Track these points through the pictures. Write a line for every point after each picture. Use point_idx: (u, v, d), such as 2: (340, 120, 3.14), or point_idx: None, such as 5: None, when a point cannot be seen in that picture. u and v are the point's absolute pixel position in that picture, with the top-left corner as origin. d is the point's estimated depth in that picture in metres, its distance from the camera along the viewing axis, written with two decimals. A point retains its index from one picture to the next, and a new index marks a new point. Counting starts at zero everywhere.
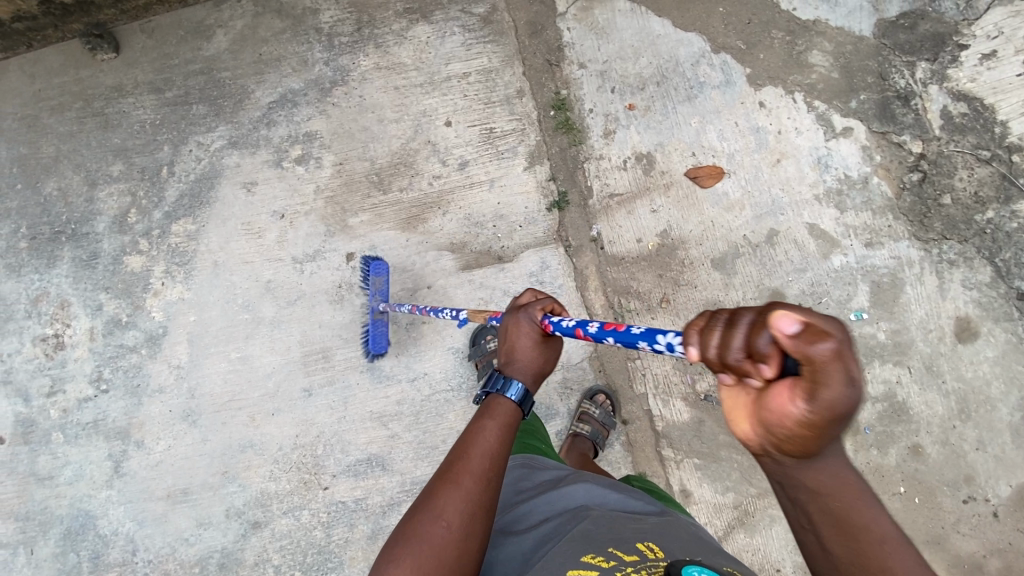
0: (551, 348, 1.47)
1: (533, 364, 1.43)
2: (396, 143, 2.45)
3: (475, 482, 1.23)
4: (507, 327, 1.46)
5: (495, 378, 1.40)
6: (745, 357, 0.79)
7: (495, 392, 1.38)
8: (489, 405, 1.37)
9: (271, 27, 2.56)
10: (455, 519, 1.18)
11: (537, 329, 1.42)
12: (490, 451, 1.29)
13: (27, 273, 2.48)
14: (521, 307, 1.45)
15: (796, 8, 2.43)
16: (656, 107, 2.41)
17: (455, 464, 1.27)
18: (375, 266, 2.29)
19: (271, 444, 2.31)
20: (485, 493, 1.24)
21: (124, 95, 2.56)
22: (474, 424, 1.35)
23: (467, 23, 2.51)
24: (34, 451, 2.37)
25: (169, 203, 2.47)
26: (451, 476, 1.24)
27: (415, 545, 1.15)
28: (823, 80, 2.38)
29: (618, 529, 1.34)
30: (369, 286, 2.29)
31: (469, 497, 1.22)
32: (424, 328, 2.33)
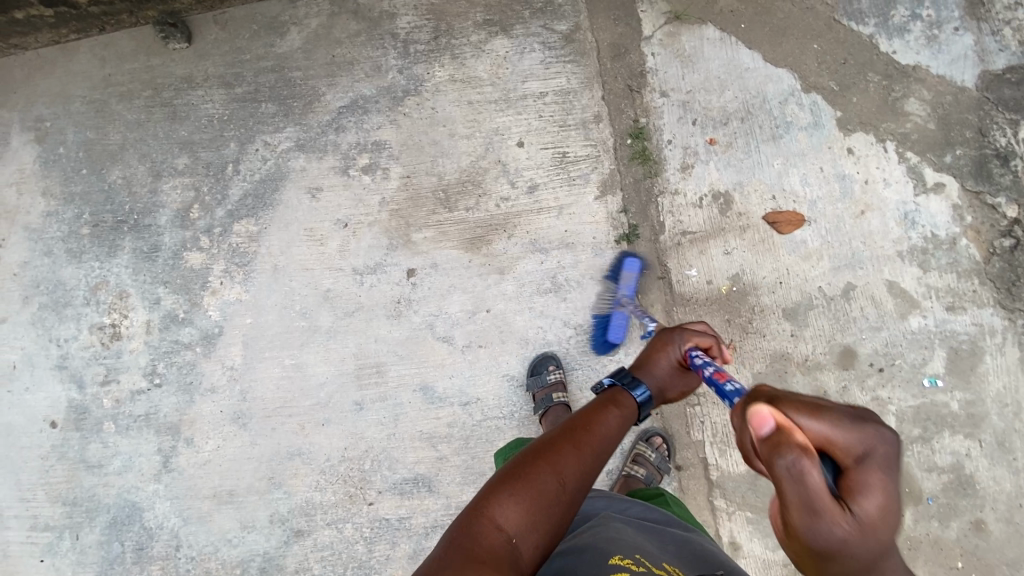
0: (683, 379, 1.52)
1: (663, 382, 1.50)
2: (465, 160, 2.40)
3: (593, 456, 1.28)
4: (656, 338, 1.56)
5: (624, 374, 1.49)
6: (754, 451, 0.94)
7: (621, 385, 1.46)
8: (618, 397, 1.43)
9: (345, 29, 2.50)
10: (569, 481, 1.22)
11: (679, 354, 1.51)
12: (608, 435, 1.34)
13: (87, 260, 2.48)
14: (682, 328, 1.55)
15: (896, 52, 2.32)
16: (738, 144, 2.32)
17: (576, 430, 1.33)
18: (630, 263, 2.27)
19: (318, 454, 2.31)
20: (597, 469, 1.28)
21: (194, 87, 2.53)
22: (597, 406, 1.40)
23: (548, 40, 2.42)
24: (85, 438, 2.39)
25: (232, 202, 2.44)
26: (573, 441, 1.29)
27: (530, 491, 1.17)
28: (918, 130, 2.27)
29: (642, 544, 1.35)
30: (617, 279, 2.28)
31: (585, 467, 1.26)
32: (615, 336, 2.27)
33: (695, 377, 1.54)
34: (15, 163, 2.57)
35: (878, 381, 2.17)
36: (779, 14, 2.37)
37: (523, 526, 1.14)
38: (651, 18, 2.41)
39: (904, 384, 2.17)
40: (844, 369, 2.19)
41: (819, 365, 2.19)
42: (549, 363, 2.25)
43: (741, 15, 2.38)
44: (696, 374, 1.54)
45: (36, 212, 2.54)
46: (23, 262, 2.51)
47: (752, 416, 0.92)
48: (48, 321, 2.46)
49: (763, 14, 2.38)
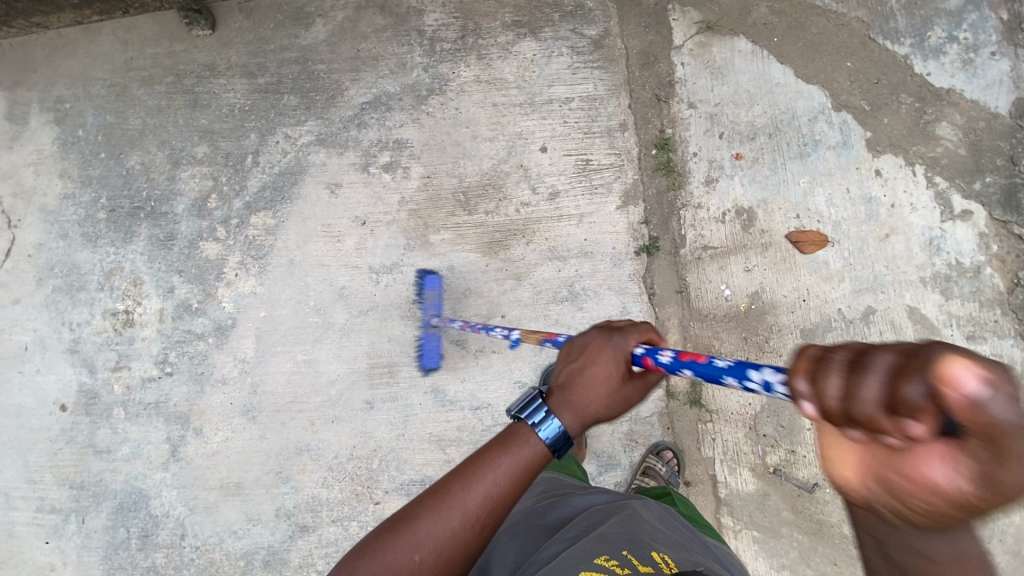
0: (620, 396, 1.21)
1: (592, 403, 1.19)
2: (487, 163, 2.37)
3: (464, 525, 1.09)
4: (588, 346, 1.24)
5: (536, 406, 1.16)
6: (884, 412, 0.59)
7: (529, 425, 1.15)
8: (514, 436, 1.16)
9: (372, 23, 2.47)
10: (430, 554, 1.07)
11: (616, 367, 1.20)
12: (494, 496, 1.11)
13: (103, 245, 2.47)
14: (618, 330, 1.24)
15: (930, 73, 2.28)
16: (764, 160, 2.29)
17: (451, 487, 1.12)
18: (430, 281, 2.32)
19: (327, 451, 2.30)
20: (472, 539, 1.09)
21: (216, 75, 2.51)
22: (487, 455, 1.15)
23: (577, 44, 2.39)
24: (95, 423, 2.39)
25: (250, 194, 2.43)
26: (440, 502, 1.10)
27: (379, 567, 1.05)
28: (948, 155, 2.24)
29: (633, 533, 1.30)
30: (423, 299, 2.32)
31: (455, 537, 1.08)
32: (431, 360, 2.31)
33: (635, 391, 1.23)
34: (34, 144, 2.56)
35: None
36: (814, 29, 2.33)
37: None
38: (682, 27, 2.37)
39: None
40: None
41: None
42: None
43: (774, 28, 2.34)
44: (636, 387, 1.23)
45: (53, 193, 2.52)
46: (38, 243, 2.50)
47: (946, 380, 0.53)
48: (61, 305, 2.46)
49: (796, 28, 2.34)
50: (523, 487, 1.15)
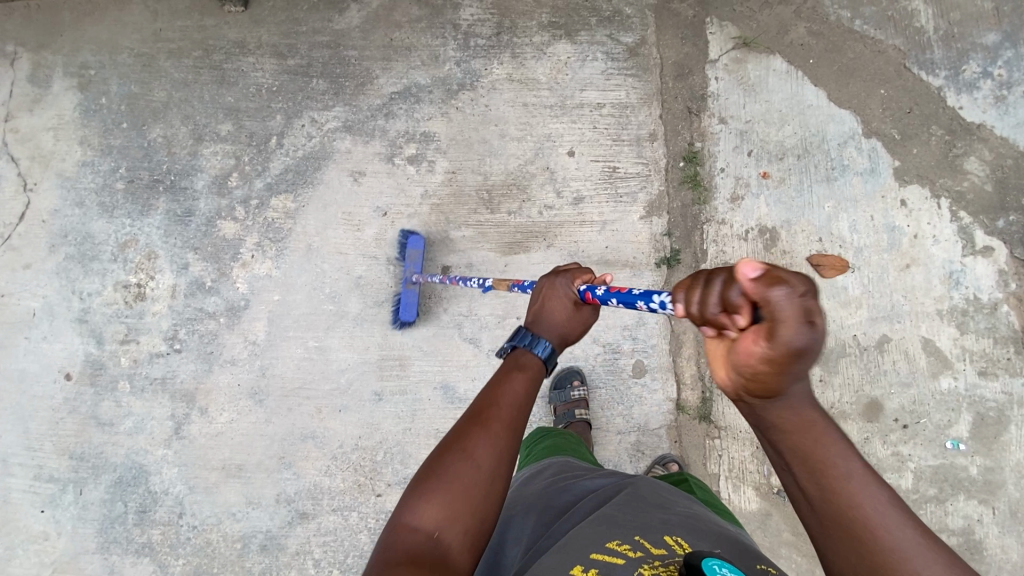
0: (580, 319, 1.42)
1: (561, 327, 1.38)
2: (513, 163, 2.36)
3: (506, 428, 1.18)
4: (541, 289, 1.45)
5: (520, 334, 1.36)
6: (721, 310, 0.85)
7: (520, 346, 1.33)
8: (518, 358, 1.32)
9: (407, 13, 2.44)
10: (486, 460, 1.13)
11: (569, 298, 1.41)
12: (522, 400, 1.24)
13: (119, 216, 2.44)
14: (561, 272, 1.45)
15: (963, 107, 2.28)
16: (791, 181, 2.28)
17: (481, 407, 1.22)
18: (413, 240, 2.26)
19: (332, 439, 2.29)
20: (516, 439, 1.19)
21: (245, 53, 2.48)
22: (503, 372, 1.29)
23: (612, 50, 2.37)
24: (99, 394, 2.37)
25: (272, 175, 2.41)
26: (480, 421, 1.19)
27: (444, 485, 1.10)
28: (974, 190, 2.24)
29: (643, 517, 1.26)
30: (405, 259, 2.28)
31: (501, 440, 1.17)
32: (407, 315, 2.27)
33: (591, 313, 1.43)
34: (54, 108, 2.52)
35: (900, 437, 2.17)
36: (850, 53, 2.33)
37: (446, 520, 1.07)
38: (719, 41, 2.36)
39: (926, 443, 2.16)
40: (869, 421, 2.17)
41: (844, 413, 2.18)
42: (574, 378, 2.23)
43: (811, 50, 2.34)
44: (591, 311, 1.44)
45: (71, 160, 2.49)
46: (53, 210, 2.47)
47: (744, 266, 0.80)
48: (72, 273, 2.43)
49: (833, 51, 2.33)
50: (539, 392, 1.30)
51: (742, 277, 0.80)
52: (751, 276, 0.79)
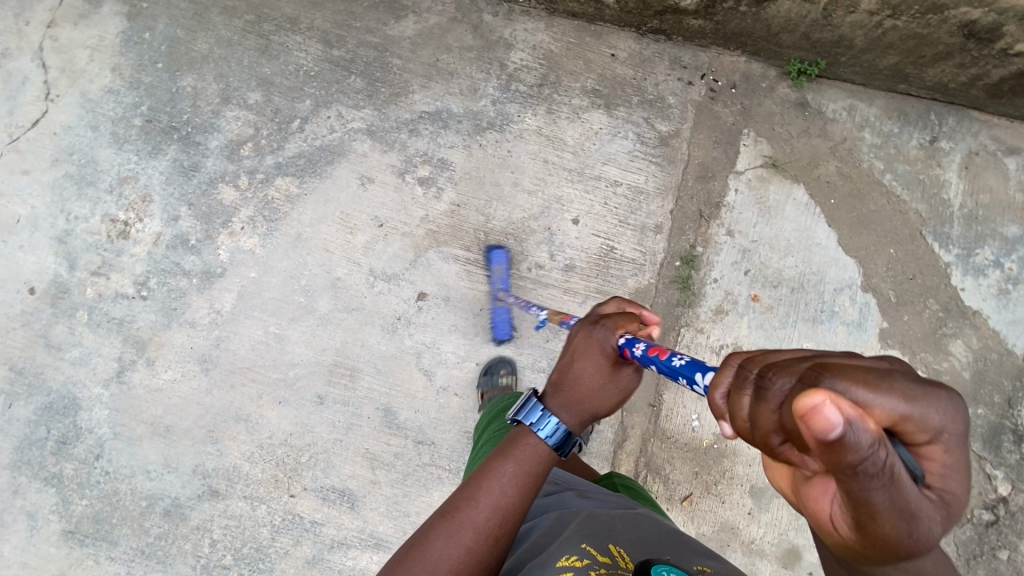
0: (614, 383, 1.39)
1: (586, 395, 1.37)
2: (517, 214, 2.37)
3: (477, 537, 1.24)
4: (575, 343, 1.43)
5: (532, 408, 1.35)
6: (786, 441, 0.75)
7: (526, 425, 1.33)
8: (514, 445, 1.33)
9: (459, 39, 2.46)
10: (446, 571, 1.22)
11: (603, 356, 1.37)
12: (501, 507, 1.27)
13: (128, 151, 2.46)
14: (601, 323, 1.41)
15: (965, 289, 2.29)
16: (778, 311, 2.28)
17: (458, 509, 1.27)
18: (498, 256, 2.33)
19: (264, 428, 2.29)
20: (488, 548, 1.25)
21: (295, 31, 2.49)
22: (490, 467, 1.32)
23: (644, 133, 2.39)
24: (56, 317, 2.38)
25: (285, 156, 2.42)
26: (451, 525, 1.25)
27: None
28: (951, 372, 2.24)
29: (592, 527, 1.34)
30: (490, 273, 2.33)
31: (468, 551, 1.23)
32: (502, 332, 2.32)
33: (630, 377, 1.39)
34: (98, 29, 2.55)
35: None
36: (871, 204, 2.34)
37: None
38: (749, 155, 2.37)
39: None
40: (783, 566, 2.17)
41: (762, 551, 2.17)
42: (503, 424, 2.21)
43: (835, 189, 2.35)
44: (628, 373, 1.39)
45: (98, 83, 2.51)
46: (67, 125, 2.49)
47: (812, 407, 0.64)
48: (66, 192, 2.45)
49: (855, 197, 2.34)
50: (526, 495, 1.30)
51: (819, 428, 0.64)
52: (833, 430, 0.63)
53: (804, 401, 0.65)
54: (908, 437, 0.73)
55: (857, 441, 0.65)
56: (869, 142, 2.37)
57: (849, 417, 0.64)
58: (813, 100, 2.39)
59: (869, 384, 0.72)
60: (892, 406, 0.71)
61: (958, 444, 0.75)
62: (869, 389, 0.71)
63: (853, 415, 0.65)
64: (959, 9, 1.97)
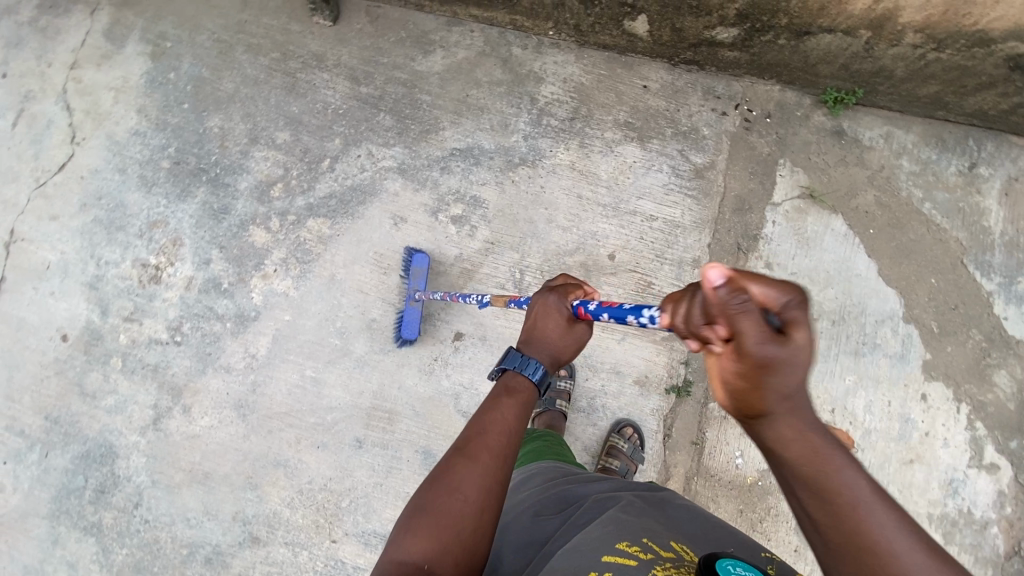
0: (572, 335, 1.40)
1: (554, 347, 1.38)
2: (553, 251, 2.34)
3: (493, 458, 1.20)
4: (534, 307, 1.42)
5: (511, 358, 1.35)
6: (705, 321, 0.85)
7: (512, 370, 1.34)
8: (506, 383, 1.34)
9: (489, 73, 2.43)
10: (472, 491, 1.15)
11: (562, 316, 1.38)
12: (509, 427, 1.25)
13: (156, 194, 2.44)
14: (554, 288, 1.41)
15: (1008, 318, 2.26)
16: (820, 344, 2.26)
17: (472, 437, 1.24)
18: (418, 258, 2.27)
19: (303, 473, 2.28)
20: (503, 469, 1.20)
21: (322, 68, 2.47)
22: (491, 398, 1.32)
23: (679, 166, 2.36)
24: (89, 364, 2.37)
25: (316, 196, 2.39)
26: (469, 453, 1.20)
27: (430, 519, 1.10)
28: (995, 404, 2.22)
29: (648, 522, 1.26)
30: (409, 275, 2.27)
31: (488, 472, 1.18)
32: (409, 332, 2.26)
33: (585, 330, 1.42)
34: (122, 69, 2.52)
35: None
36: (911, 233, 2.31)
37: (434, 555, 1.06)
38: (786, 186, 2.34)
39: None
40: None
41: None
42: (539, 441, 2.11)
43: (873, 219, 2.32)
44: (584, 327, 1.42)
45: (124, 125, 2.49)
46: (94, 169, 2.46)
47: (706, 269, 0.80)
48: (96, 237, 2.43)
49: (894, 227, 2.31)
50: (527, 420, 1.30)
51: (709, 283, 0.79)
52: (713, 281, 0.78)
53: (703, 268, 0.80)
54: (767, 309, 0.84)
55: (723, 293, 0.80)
56: (907, 170, 2.34)
57: (727, 278, 0.79)
58: (849, 128, 2.36)
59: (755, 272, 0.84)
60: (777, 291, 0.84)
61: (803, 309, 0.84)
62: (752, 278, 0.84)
63: (732, 277, 0.79)
64: (1007, 42, 1.93)
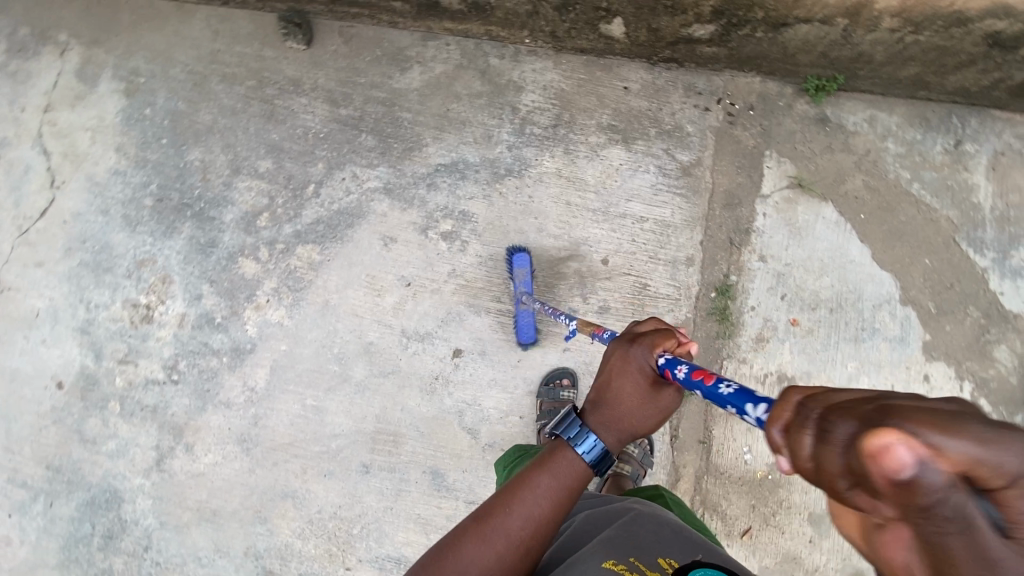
0: (654, 404, 1.29)
1: (625, 416, 1.30)
2: (546, 260, 2.33)
3: (509, 546, 1.20)
4: (611, 360, 1.33)
5: (570, 423, 1.29)
6: (855, 486, 0.58)
7: (564, 440, 1.28)
8: (552, 458, 1.29)
9: (468, 86, 2.41)
10: (497, 550, 1.21)
11: (642, 377, 1.27)
12: (534, 517, 1.23)
13: (141, 232, 2.41)
14: (639, 341, 1.29)
15: (1004, 293, 2.27)
16: (819, 333, 2.25)
17: (494, 516, 1.24)
18: (520, 258, 2.26)
19: (312, 502, 2.26)
20: (518, 559, 1.21)
21: (299, 92, 2.44)
22: (527, 476, 1.29)
23: (665, 165, 2.35)
24: (87, 410, 2.34)
25: (303, 223, 2.37)
26: (484, 531, 1.22)
27: None
28: (998, 379, 2.22)
29: (637, 536, 1.25)
30: (513, 276, 2.27)
31: (500, 559, 1.20)
32: (525, 335, 2.27)
33: (670, 396, 1.29)
34: (96, 109, 2.48)
35: None
36: (902, 215, 2.31)
37: None
38: (774, 177, 2.33)
39: None
40: None
41: None
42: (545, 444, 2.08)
43: (863, 203, 2.32)
44: (670, 392, 1.30)
45: (103, 165, 2.45)
46: (76, 212, 2.43)
47: (879, 444, 0.52)
48: (83, 281, 2.40)
49: (885, 210, 2.31)
50: (561, 508, 1.27)
51: (881, 460, 0.51)
52: (892, 461, 0.50)
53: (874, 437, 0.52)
54: (993, 490, 0.51)
55: (927, 484, 0.50)
56: (893, 152, 2.34)
57: (913, 452, 0.50)
58: (833, 114, 2.35)
59: (948, 423, 0.53)
60: (976, 447, 0.52)
61: None
62: (949, 427, 0.53)
63: (920, 448, 0.51)
64: (985, 20, 1.94)
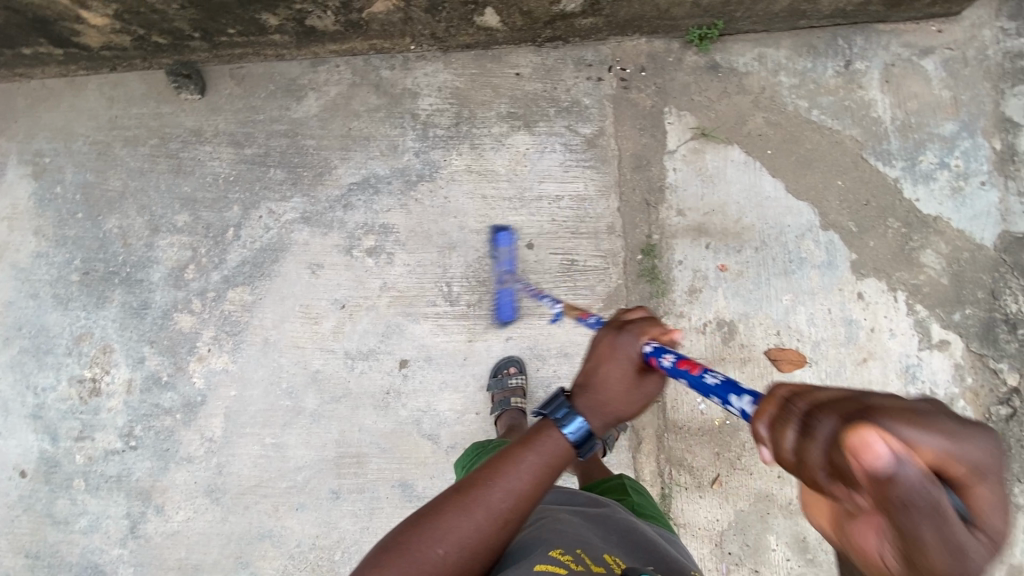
0: (640, 391, 1.22)
1: (610, 405, 1.21)
2: (473, 256, 2.35)
3: (488, 519, 1.13)
4: (598, 346, 1.25)
5: (558, 405, 1.21)
6: (831, 477, 0.67)
7: (552, 421, 1.19)
8: (537, 434, 1.20)
9: (365, 102, 2.43)
10: (452, 549, 1.12)
11: (629, 364, 1.20)
12: (515, 491, 1.15)
13: (74, 309, 2.42)
14: (627, 326, 1.23)
15: (920, 199, 2.30)
16: (749, 274, 2.28)
17: (477, 485, 1.17)
18: (503, 238, 2.32)
19: (289, 538, 2.27)
20: (496, 532, 1.14)
21: (201, 141, 2.46)
22: (511, 451, 1.21)
23: (570, 141, 2.38)
24: (53, 493, 2.34)
25: (229, 267, 2.39)
26: (463, 501, 1.16)
27: (405, 559, 1.10)
28: (930, 283, 2.25)
29: (587, 534, 1.28)
30: (496, 255, 2.33)
31: (478, 530, 1.13)
32: (506, 313, 2.31)
33: (654, 385, 1.22)
34: (9, 197, 2.50)
35: None
36: (808, 144, 2.34)
37: None
38: (677, 131, 2.37)
39: None
40: None
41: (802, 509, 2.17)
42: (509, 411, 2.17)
43: (768, 139, 2.35)
44: (654, 380, 1.23)
45: (25, 250, 2.46)
46: (8, 301, 2.44)
47: (857, 441, 0.60)
48: (26, 367, 2.41)
49: (790, 142, 2.35)
50: (545, 487, 1.18)
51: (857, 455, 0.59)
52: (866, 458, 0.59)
53: (849, 434, 0.61)
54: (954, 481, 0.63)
55: (902, 481, 0.58)
56: (787, 85, 2.37)
57: (891, 451, 0.58)
58: (722, 60, 2.39)
59: (918, 421, 0.63)
60: (937, 443, 0.63)
61: (993, 484, 0.65)
62: (916, 424, 0.63)
63: (898, 449, 0.59)
64: None
